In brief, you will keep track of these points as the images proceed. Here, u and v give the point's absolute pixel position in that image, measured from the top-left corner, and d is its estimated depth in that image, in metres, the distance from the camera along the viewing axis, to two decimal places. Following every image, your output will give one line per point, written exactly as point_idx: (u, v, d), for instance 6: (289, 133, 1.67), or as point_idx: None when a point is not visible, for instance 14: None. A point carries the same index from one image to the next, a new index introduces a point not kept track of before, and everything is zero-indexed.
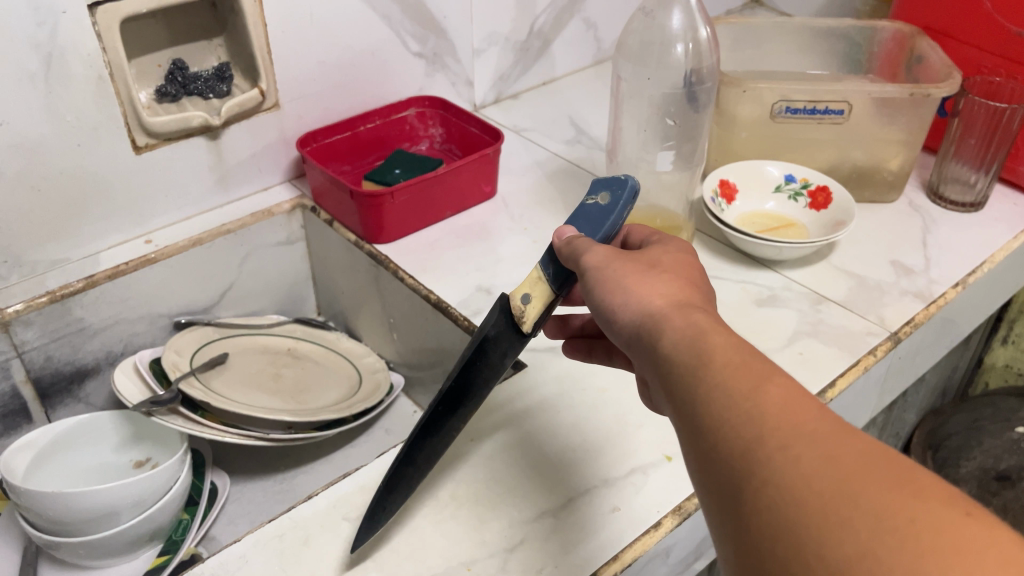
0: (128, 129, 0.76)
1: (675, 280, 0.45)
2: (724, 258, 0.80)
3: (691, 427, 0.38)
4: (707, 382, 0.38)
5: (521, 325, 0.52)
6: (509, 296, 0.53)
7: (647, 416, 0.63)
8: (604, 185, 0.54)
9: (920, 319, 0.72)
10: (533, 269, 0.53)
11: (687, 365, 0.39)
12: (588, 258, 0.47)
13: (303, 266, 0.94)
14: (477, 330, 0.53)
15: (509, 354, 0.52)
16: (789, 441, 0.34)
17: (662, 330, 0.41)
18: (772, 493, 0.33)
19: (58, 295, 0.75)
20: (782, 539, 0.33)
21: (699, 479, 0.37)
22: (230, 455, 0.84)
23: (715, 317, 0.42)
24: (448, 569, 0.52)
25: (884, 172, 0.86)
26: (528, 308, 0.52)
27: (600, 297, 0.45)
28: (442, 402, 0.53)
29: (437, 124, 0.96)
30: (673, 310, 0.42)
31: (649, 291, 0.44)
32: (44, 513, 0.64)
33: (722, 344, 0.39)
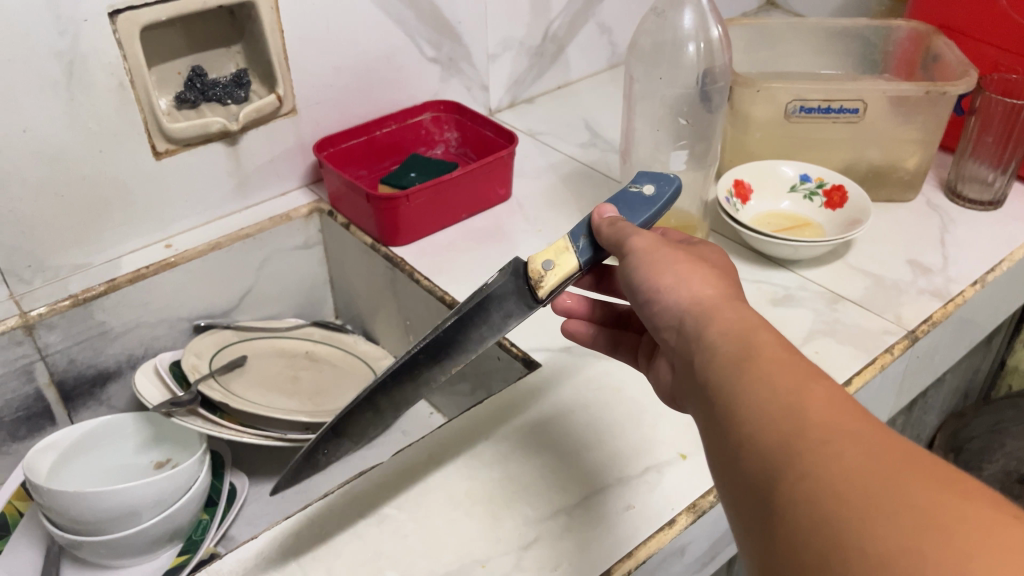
0: (148, 135, 0.77)
1: (720, 282, 0.46)
2: (739, 258, 0.80)
3: (729, 422, 0.38)
4: (749, 378, 0.39)
5: (537, 291, 0.53)
6: (528, 260, 0.53)
7: (661, 414, 0.63)
8: (650, 179, 0.57)
9: (938, 318, 0.71)
10: (558, 242, 0.54)
11: (730, 363, 0.40)
12: (636, 243, 0.49)
13: (320, 269, 0.95)
14: (478, 290, 0.53)
15: (513, 316, 0.53)
16: (830, 437, 0.35)
17: (707, 330, 0.42)
18: (809, 485, 0.34)
19: (80, 299, 0.76)
20: (815, 529, 0.32)
21: (733, 475, 0.38)
22: (249, 457, 0.84)
23: (762, 320, 0.43)
24: (463, 565, 0.53)
25: (901, 171, 0.85)
26: (548, 275, 0.53)
27: (645, 287, 0.47)
28: (426, 351, 0.53)
29: (452, 128, 0.97)
30: (718, 311, 0.43)
31: (698, 288, 0.45)
32: (66, 512, 0.65)
33: (768, 345, 0.40)
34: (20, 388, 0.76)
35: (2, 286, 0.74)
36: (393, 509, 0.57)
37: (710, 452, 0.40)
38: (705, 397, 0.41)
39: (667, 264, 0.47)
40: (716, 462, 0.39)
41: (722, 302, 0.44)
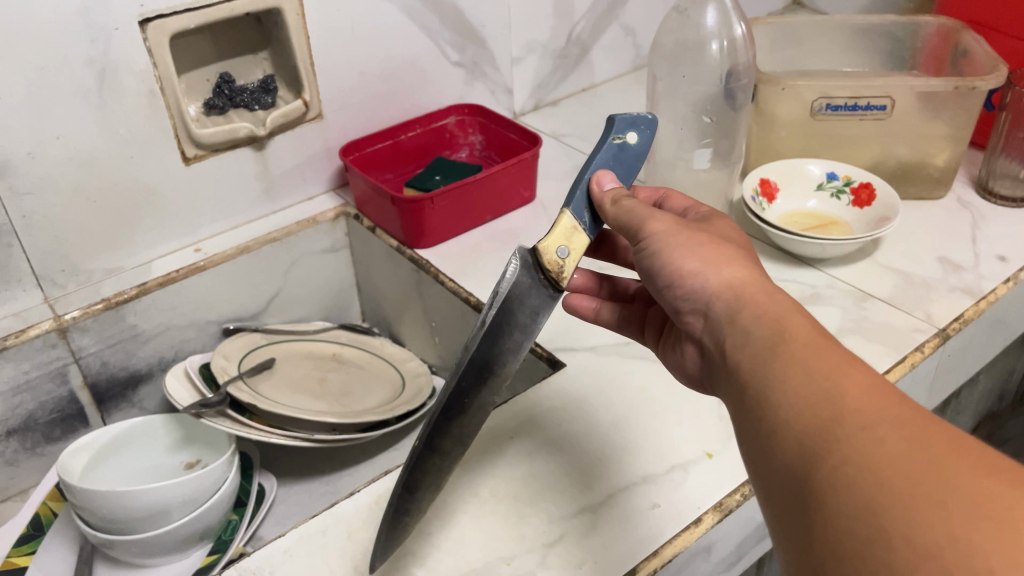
0: (177, 141, 0.78)
1: (750, 264, 0.46)
2: (765, 257, 0.80)
3: (766, 410, 0.38)
4: (787, 366, 0.38)
5: (560, 282, 0.53)
6: (543, 252, 0.53)
7: (687, 413, 0.63)
8: (629, 124, 0.56)
9: (969, 315, 0.70)
10: (557, 220, 0.54)
11: (766, 352, 0.40)
12: (654, 226, 0.48)
13: (347, 273, 0.96)
14: (497, 295, 0.51)
15: (540, 312, 0.53)
16: (871, 424, 0.34)
17: (741, 318, 0.42)
18: (850, 472, 0.33)
19: (112, 302, 0.77)
20: (858, 519, 0.32)
21: (770, 463, 0.37)
22: (277, 458, 0.85)
23: (797, 307, 0.42)
24: (487, 563, 0.53)
25: (931, 168, 0.84)
26: (565, 262, 0.54)
27: (670, 270, 0.47)
28: (466, 375, 0.50)
29: (477, 132, 0.97)
30: (752, 297, 0.43)
31: (728, 275, 0.45)
32: (98, 510, 0.66)
33: (803, 333, 0.40)
34: (55, 390, 0.77)
35: (37, 290, 0.76)
36: None
37: (746, 441, 0.40)
38: (740, 386, 0.41)
39: (696, 250, 0.46)
40: (751, 451, 0.39)
41: (754, 288, 0.44)
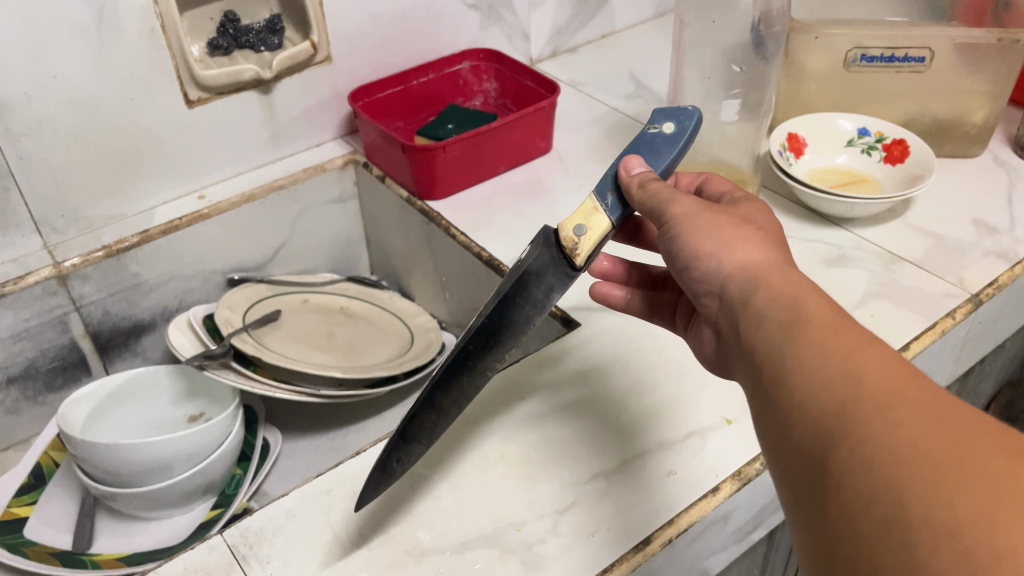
0: (180, 83, 0.75)
1: (769, 242, 0.43)
2: (791, 216, 0.76)
3: (782, 389, 0.36)
4: (802, 345, 0.36)
5: (574, 258, 0.51)
6: (560, 227, 0.51)
7: (706, 377, 0.61)
8: (669, 116, 0.53)
9: (1004, 281, 0.67)
10: (585, 201, 0.52)
11: (782, 329, 0.37)
12: (673, 209, 0.45)
13: (356, 224, 0.93)
14: (515, 265, 0.51)
15: (556, 290, 0.51)
16: (890, 401, 0.32)
17: (756, 295, 0.39)
18: (869, 453, 0.31)
19: (114, 250, 0.75)
20: (877, 501, 0.30)
21: (785, 445, 0.35)
22: (283, 412, 0.84)
23: (815, 284, 0.40)
24: (497, 529, 0.51)
25: (967, 125, 0.80)
26: (582, 240, 0.51)
27: (686, 253, 0.44)
28: (475, 339, 0.50)
29: (492, 78, 0.93)
30: (769, 273, 0.40)
31: (744, 253, 0.42)
32: (99, 463, 0.64)
33: (820, 309, 0.37)
34: (56, 338, 0.76)
35: (36, 236, 0.73)
36: (427, 469, 0.55)
37: (762, 422, 0.37)
38: (755, 366, 0.38)
39: (712, 230, 0.43)
40: (767, 433, 0.36)
41: (771, 266, 0.41)
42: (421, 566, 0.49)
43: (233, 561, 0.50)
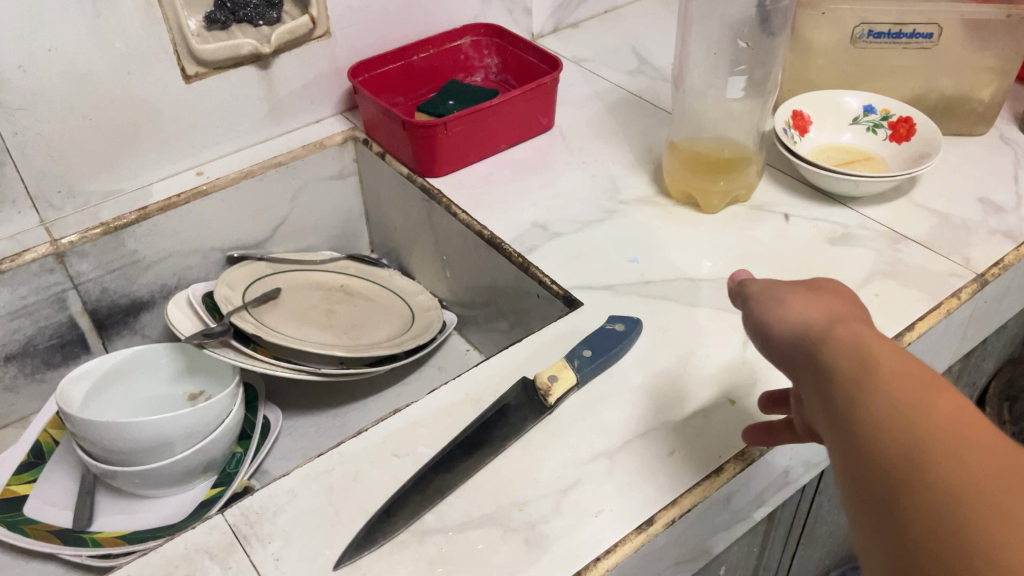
0: (177, 57, 0.74)
1: (833, 295, 0.43)
2: (795, 194, 0.76)
3: (850, 436, 0.36)
4: (874, 389, 0.36)
5: (544, 398, 0.56)
6: (536, 375, 0.57)
7: (709, 357, 0.60)
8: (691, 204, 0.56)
9: (1010, 260, 0.66)
10: (560, 360, 0.58)
11: (846, 375, 0.38)
12: (751, 285, 0.46)
13: (355, 201, 0.92)
14: (495, 401, 0.57)
15: (528, 418, 0.55)
16: (961, 453, 0.33)
17: (821, 341, 0.40)
18: (945, 507, 0.32)
19: (112, 226, 0.74)
20: (953, 555, 0.31)
21: (854, 492, 0.36)
22: (282, 389, 0.83)
23: (880, 330, 0.40)
24: (499, 508, 0.51)
25: (974, 103, 0.79)
26: (553, 386, 0.56)
27: (757, 308, 0.44)
28: (458, 445, 0.54)
29: (493, 53, 0.92)
30: (832, 321, 0.41)
31: (812, 305, 0.42)
32: (99, 441, 0.64)
33: (885, 353, 0.38)
34: (53, 316, 0.75)
35: (33, 212, 0.72)
36: (429, 448, 0.55)
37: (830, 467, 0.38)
38: (821, 405, 0.39)
39: (786, 290, 0.44)
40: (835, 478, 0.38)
41: (837, 315, 0.41)
42: (423, 545, 0.49)
43: (234, 540, 0.50)
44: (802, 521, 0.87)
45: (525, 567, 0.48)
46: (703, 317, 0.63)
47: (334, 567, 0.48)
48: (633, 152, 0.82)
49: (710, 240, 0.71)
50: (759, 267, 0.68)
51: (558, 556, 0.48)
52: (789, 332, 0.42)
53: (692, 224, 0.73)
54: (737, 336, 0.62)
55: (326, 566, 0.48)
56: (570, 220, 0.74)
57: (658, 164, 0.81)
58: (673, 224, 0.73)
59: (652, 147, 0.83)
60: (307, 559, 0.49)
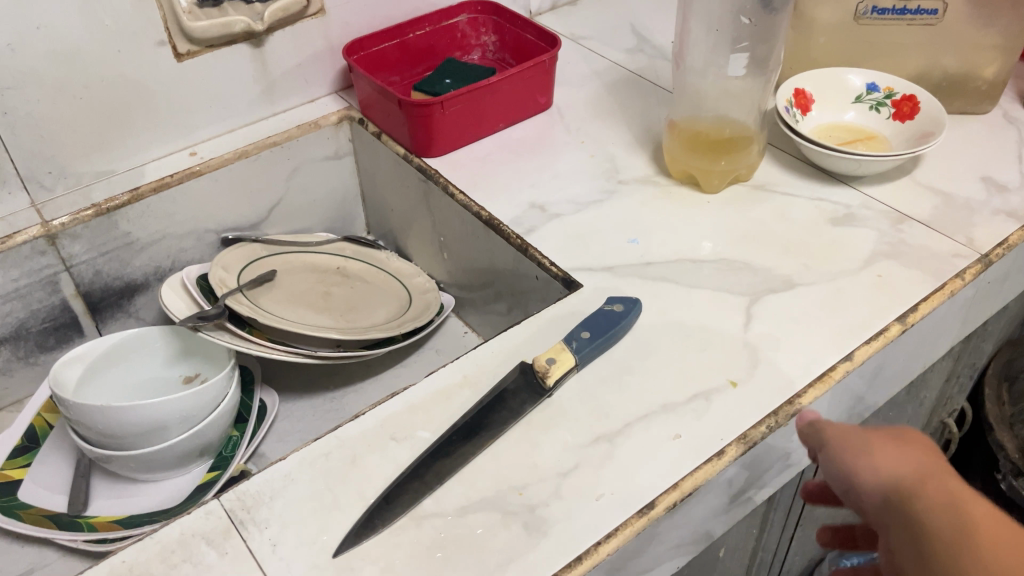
0: (169, 35, 0.73)
1: (920, 451, 0.47)
2: (796, 174, 0.75)
3: None
4: (987, 562, 0.41)
5: (542, 381, 0.55)
6: (533, 358, 0.57)
7: (710, 338, 0.59)
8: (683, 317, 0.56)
9: (1014, 241, 0.66)
10: (557, 342, 0.58)
11: (949, 549, 0.42)
12: (828, 427, 0.48)
13: (351, 182, 0.91)
14: (494, 384, 0.57)
15: (527, 402, 0.55)
16: None
17: (919, 511, 0.44)
18: None
19: (104, 208, 0.73)
20: None
21: None
22: (278, 372, 0.82)
23: (973, 496, 0.45)
24: (498, 492, 0.50)
25: (978, 81, 0.78)
26: (552, 368, 0.56)
27: (840, 453, 0.47)
28: (457, 430, 0.53)
29: (490, 31, 0.91)
30: (930, 485, 0.45)
31: (902, 468, 0.46)
32: (94, 425, 0.63)
33: (984, 525, 0.42)
34: (46, 298, 0.74)
35: (23, 193, 0.71)
36: (427, 432, 0.54)
37: None
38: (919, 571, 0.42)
39: (872, 443, 0.47)
40: None
41: (928, 479, 0.45)
42: (422, 530, 0.49)
43: (231, 526, 0.49)
44: (801, 503, 0.87)
45: (525, 551, 0.47)
46: (704, 299, 0.63)
47: (333, 553, 0.48)
48: (632, 131, 0.81)
49: (711, 220, 0.70)
50: (760, 248, 0.67)
51: (558, 540, 0.48)
52: (882, 496, 0.45)
53: (692, 204, 0.72)
54: (738, 318, 0.61)
55: (324, 552, 0.48)
56: (569, 201, 0.73)
57: (658, 144, 0.80)
58: (673, 204, 0.72)
59: (652, 127, 0.82)
60: (305, 545, 0.48)
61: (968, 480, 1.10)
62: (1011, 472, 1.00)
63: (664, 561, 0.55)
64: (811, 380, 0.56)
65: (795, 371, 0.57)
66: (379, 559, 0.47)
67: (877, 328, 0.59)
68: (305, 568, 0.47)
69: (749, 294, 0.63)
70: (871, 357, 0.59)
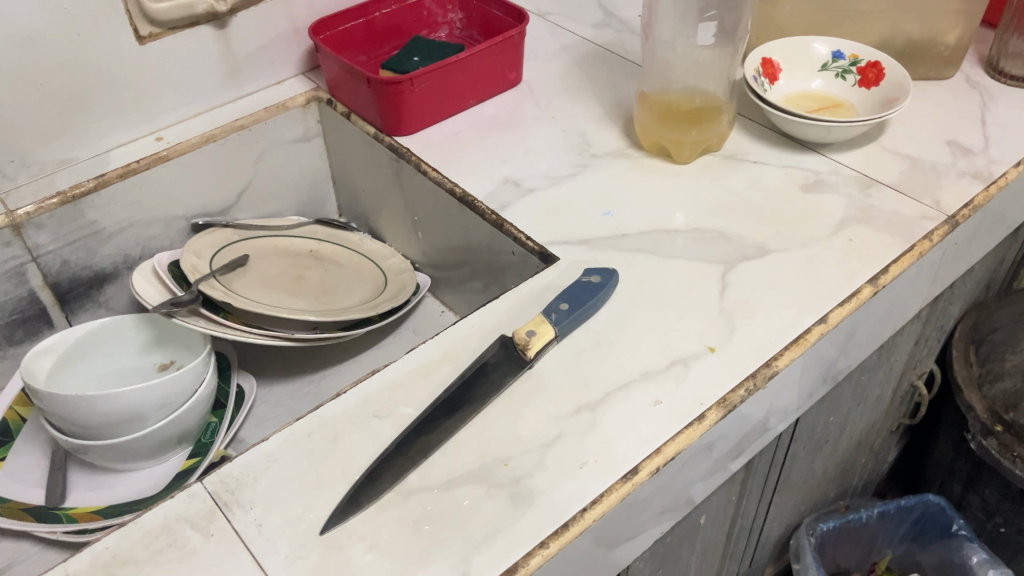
0: (129, 17, 0.71)
1: None
2: (765, 143, 0.75)
3: None
4: None
5: (522, 354, 0.56)
6: (513, 332, 0.57)
7: (687, 307, 0.60)
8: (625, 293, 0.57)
9: (979, 202, 0.67)
10: (535, 316, 0.58)
11: None
12: None
13: (321, 164, 0.90)
14: (474, 359, 0.57)
15: (508, 375, 0.55)
16: None
17: None
18: None
19: (69, 196, 0.72)
20: None
21: None
22: (254, 357, 0.81)
23: None
24: (483, 465, 0.51)
25: (940, 46, 0.79)
26: (532, 341, 0.56)
27: None
28: (439, 406, 0.53)
29: (457, 9, 0.89)
30: None
31: None
32: (69, 416, 0.63)
33: None
34: (12, 290, 0.72)
35: None
36: (410, 408, 0.54)
37: None
38: None
39: None
40: None
41: None
42: (408, 504, 0.49)
43: (215, 509, 0.49)
44: (778, 469, 0.89)
45: (513, 522, 0.48)
46: (679, 268, 0.63)
47: (319, 531, 0.48)
48: (602, 106, 0.81)
49: (684, 191, 0.70)
50: (733, 217, 0.67)
51: (544, 509, 0.48)
52: None
53: (665, 175, 0.72)
54: (714, 285, 0.62)
55: (311, 530, 0.48)
56: (543, 175, 0.73)
57: (629, 117, 0.80)
58: (646, 176, 0.72)
59: (623, 100, 0.82)
60: (291, 525, 0.48)
61: (940, 442, 1.12)
62: (980, 431, 1.01)
63: (650, 527, 0.55)
64: (787, 344, 0.57)
65: (772, 336, 0.58)
66: (366, 536, 0.47)
67: (850, 291, 0.60)
68: (292, 548, 0.47)
69: (723, 262, 0.63)
70: (845, 320, 0.60)
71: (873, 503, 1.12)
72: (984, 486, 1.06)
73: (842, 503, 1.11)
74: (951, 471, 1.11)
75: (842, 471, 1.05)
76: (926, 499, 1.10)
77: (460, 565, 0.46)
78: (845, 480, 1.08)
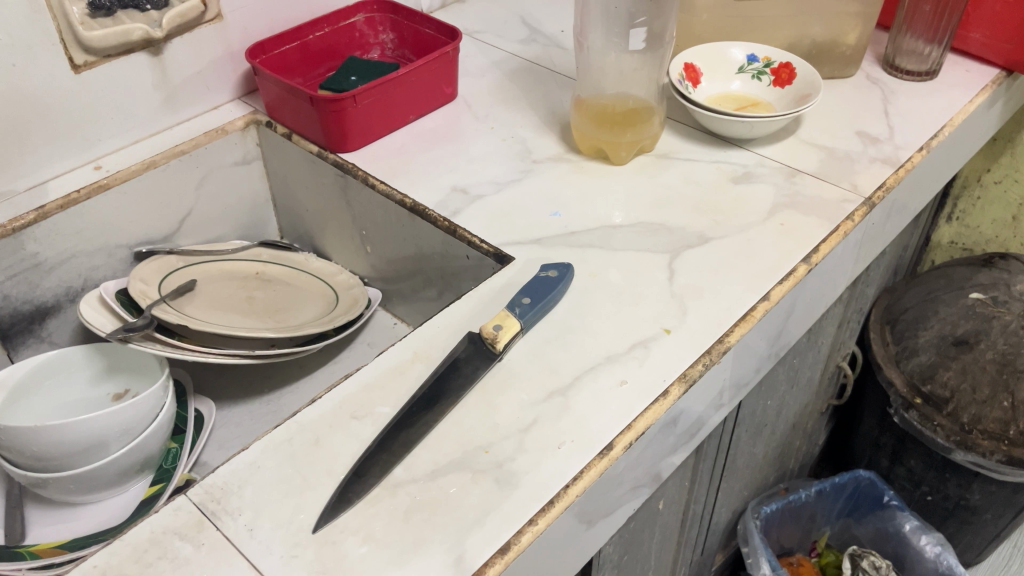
0: (64, 46, 0.71)
1: None
2: (694, 141, 0.80)
3: None
4: None
5: (492, 348, 0.58)
6: (480, 328, 0.59)
7: (641, 294, 0.63)
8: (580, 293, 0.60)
9: (891, 183, 0.73)
10: (500, 312, 0.60)
11: None
12: None
13: (261, 187, 0.91)
14: (445, 355, 0.59)
15: (479, 369, 0.57)
16: None
17: None
18: None
19: (10, 229, 0.70)
20: None
21: None
22: (208, 382, 0.81)
23: None
24: (465, 453, 0.52)
25: (843, 47, 0.86)
26: (500, 334, 0.58)
27: None
28: (417, 402, 0.55)
29: (388, 29, 0.93)
30: None
31: None
32: (27, 449, 0.61)
33: None
34: None
35: None
36: (387, 407, 0.55)
37: None
38: None
39: None
40: None
41: None
42: (397, 497, 0.50)
43: (203, 518, 0.49)
44: (725, 453, 0.93)
45: (500, 503, 0.49)
46: (628, 259, 0.67)
47: (311, 530, 0.48)
48: (537, 115, 0.85)
49: (624, 190, 0.74)
50: (673, 211, 0.72)
51: (529, 489, 0.50)
52: None
53: (605, 176, 0.76)
54: (662, 273, 0.65)
55: (304, 529, 0.48)
56: (489, 181, 0.76)
57: (563, 124, 0.84)
58: (587, 178, 0.76)
59: (556, 109, 0.86)
60: (282, 525, 0.48)
61: (866, 420, 1.19)
62: (902, 406, 1.07)
63: (624, 503, 0.58)
64: (736, 321, 0.61)
65: (722, 315, 0.61)
66: (359, 529, 0.48)
67: (787, 270, 0.65)
68: (286, 548, 0.47)
69: (668, 251, 0.67)
70: (786, 296, 0.64)
71: (811, 483, 1.18)
72: (909, 457, 1.14)
73: (782, 485, 1.17)
74: (877, 446, 1.18)
75: (780, 453, 1.10)
76: (858, 474, 1.16)
77: (455, 547, 0.47)
78: (783, 464, 1.14)
